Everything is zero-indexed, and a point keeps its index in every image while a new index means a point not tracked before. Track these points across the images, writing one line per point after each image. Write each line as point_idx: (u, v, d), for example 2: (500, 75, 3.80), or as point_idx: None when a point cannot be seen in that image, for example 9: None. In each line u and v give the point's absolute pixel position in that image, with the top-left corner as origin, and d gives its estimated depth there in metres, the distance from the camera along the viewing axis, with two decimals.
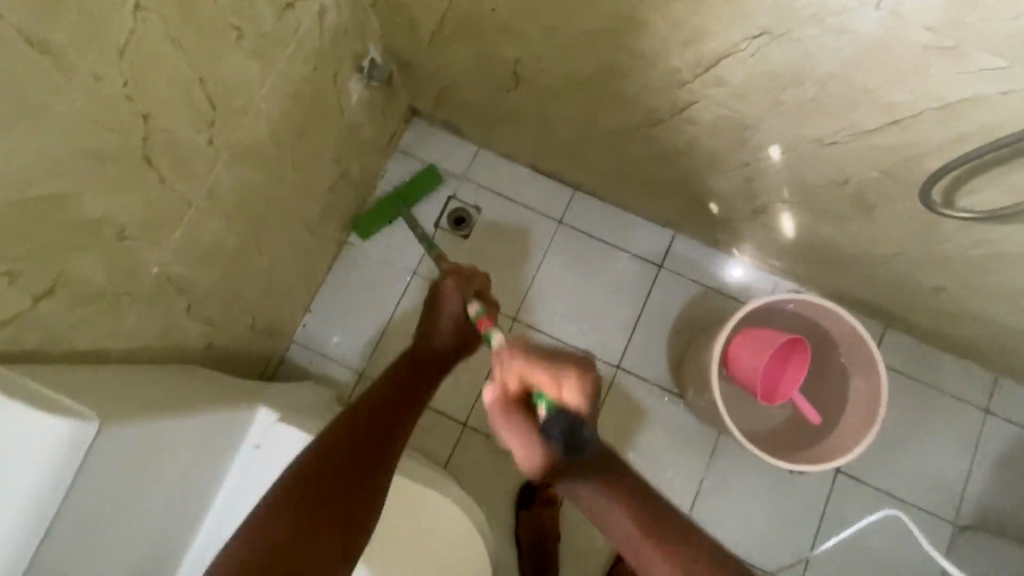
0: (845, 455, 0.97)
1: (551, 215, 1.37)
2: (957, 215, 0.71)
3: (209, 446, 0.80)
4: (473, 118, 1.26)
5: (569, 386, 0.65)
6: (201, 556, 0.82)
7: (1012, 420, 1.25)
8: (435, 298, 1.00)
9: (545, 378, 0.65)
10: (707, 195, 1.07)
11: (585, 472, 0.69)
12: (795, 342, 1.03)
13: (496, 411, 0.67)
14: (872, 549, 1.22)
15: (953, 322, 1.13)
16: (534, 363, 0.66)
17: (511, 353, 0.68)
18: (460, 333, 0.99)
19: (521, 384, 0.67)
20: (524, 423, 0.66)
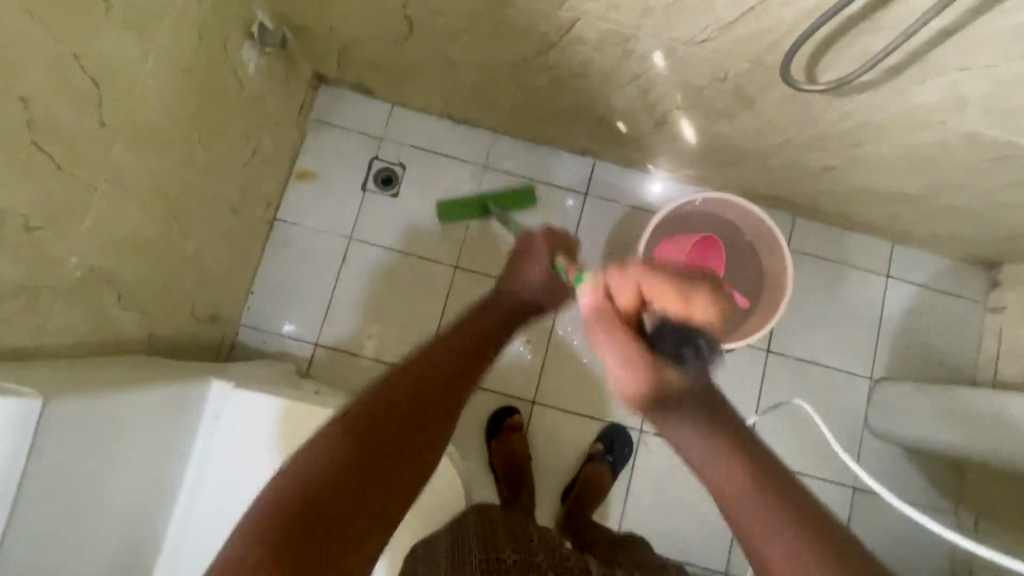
0: (768, 323, 1.10)
1: (473, 160, 1.40)
2: (815, 89, 0.79)
3: (167, 418, 0.85)
4: (380, 76, 1.26)
5: (703, 298, 0.65)
6: (184, 521, 0.89)
7: (909, 280, 1.41)
8: (527, 244, 0.93)
9: (675, 284, 0.65)
10: (613, 113, 1.13)
11: (698, 410, 0.57)
12: (704, 239, 1.10)
13: (602, 320, 0.65)
14: (804, 413, 1.37)
15: (848, 201, 1.25)
16: (665, 275, 0.66)
17: (630, 264, 0.68)
18: (546, 291, 0.91)
19: (637, 295, 0.66)
20: (630, 335, 0.62)
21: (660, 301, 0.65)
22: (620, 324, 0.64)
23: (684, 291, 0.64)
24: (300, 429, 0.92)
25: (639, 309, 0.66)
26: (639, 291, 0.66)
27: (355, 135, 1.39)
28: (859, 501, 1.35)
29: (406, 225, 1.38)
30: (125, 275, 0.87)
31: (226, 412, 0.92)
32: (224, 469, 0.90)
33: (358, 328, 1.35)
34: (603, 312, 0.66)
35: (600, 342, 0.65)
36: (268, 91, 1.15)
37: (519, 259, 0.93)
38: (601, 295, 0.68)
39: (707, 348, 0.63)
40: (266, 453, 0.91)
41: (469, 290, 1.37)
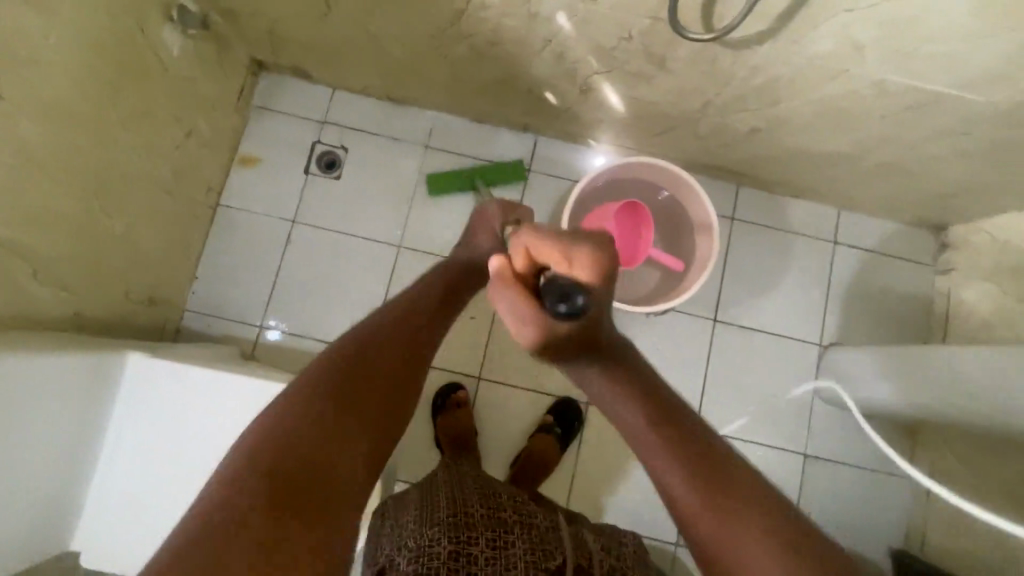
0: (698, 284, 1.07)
1: (415, 141, 1.41)
2: (702, 37, 0.79)
3: (83, 387, 0.85)
4: (314, 58, 1.27)
5: (583, 250, 0.61)
6: (104, 492, 0.90)
7: (857, 246, 1.40)
8: (474, 223, 1.05)
9: (554, 239, 0.63)
10: (539, 84, 1.14)
11: (593, 360, 0.66)
12: (628, 206, 1.08)
13: (494, 278, 0.65)
14: (754, 382, 1.36)
15: (784, 165, 1.25)
16: (550, 233, 0.64)
17: (523, 228, 0.68)
18: (495, 255, 0.99)
19: (527, 256, 0.65)
20: (513, 289, 0.64)
21: (543, 251, 0.63)
22: (512, 282, 0.64)
23: (563, 247, 0.62)
24: (221, 396, 0.93)
25: (535, 265, 0.65)
26: (529, 254, 0.65)
27: (297, 120, 1.40)
28: (811, 468, 1.34)
29: (349, 207, 1.39)
30: (40, 251, 0.88)
31: (145, 382, 0.93)
32: (143, 441, 0.92)
33: (303, 312, 1.35)
34: (500, 271, 0.65)
35: (493, 299, 0.66)
36: (199, 75, 1.16)
37: (473, 234, 1.05)
38: (501, 254, 0.68)
39: (589, 306, 0.59)
40: (187, 421, 0.92)
41: (413, 270, 1.38)
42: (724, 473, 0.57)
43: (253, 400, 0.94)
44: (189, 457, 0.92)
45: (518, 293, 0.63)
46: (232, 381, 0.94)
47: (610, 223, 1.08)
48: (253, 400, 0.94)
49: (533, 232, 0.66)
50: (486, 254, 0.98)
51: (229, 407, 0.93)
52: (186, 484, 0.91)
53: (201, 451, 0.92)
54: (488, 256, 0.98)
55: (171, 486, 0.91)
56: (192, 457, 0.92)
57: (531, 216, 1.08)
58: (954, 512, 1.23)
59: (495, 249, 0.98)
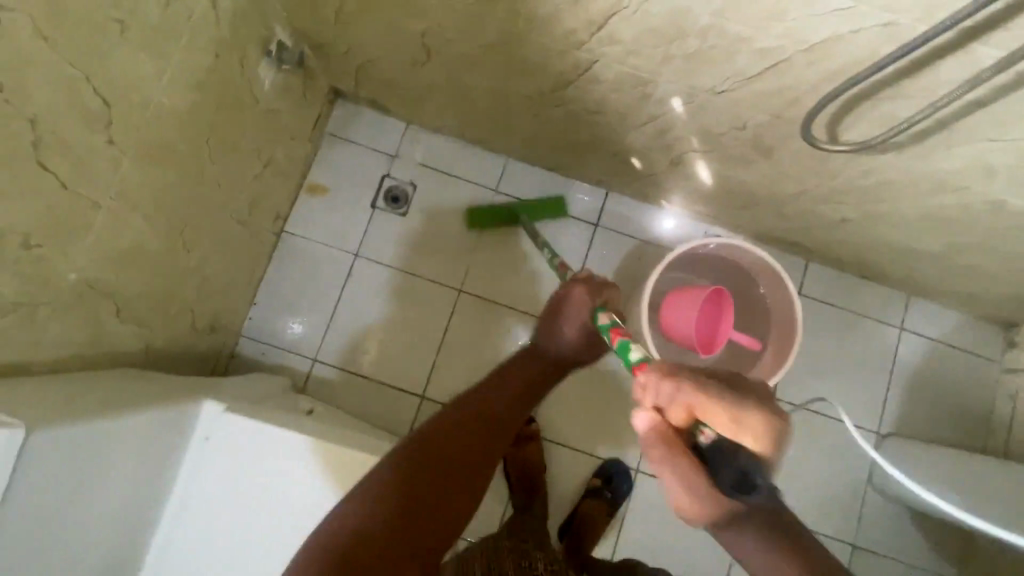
0: (780, 367, 1.05)
1: (485, 183, 1.39)
2: (836, 149, 0.77)
3: (158, 438, 0.84)
4: (396, 94, 1.25)
5: (755, 417, 0.56)
6: (168, 542, 0.89)
7: (923, 335, 1.37)
8: (558, 303, 0.98)
9: (721, 395, 0.57)
10: (628, 149, 1.12)
11: (751, 520, 0.54)
12: (710, 292, 1.06)
13: (656, 441, 0.57)
14: (806, 464, 1.33)
15: (864, 252, 1.22)
16: (711, 391, 0.57)
17: (670, 377, 0.60)
18: (577, 350, 0.97)
19: (689, 415, 0.58)
20: (690, 459, 0.56)
21: (706, 404, 0.57)
22: (678, 447, 0.56)
23: (733, 407, 0.56)
24: (291, 457, 0.91)
25: (693, 424, 0.58)
26: (691, 412, 0.58)
27: (368, 151, 1.38)
28: (857, 559, 1.30)
29: (412, 245, 1.37)
30: (122, 288, 0.87)
31: (218, 434, 0.91)
32: (210, 493, 0.90)
33: (355, 347, 1.33)
34: (661, 433, 0.57)
35: (656, 468, 0.58)
36: (283, 107, 1.15)
37: (552, 317, 0.99)
38: (649, 408, 0.59)
39: (770, 490, 0.55)
40: (255, 478, 0.90)
41: (472, 315, 1.35)
42: (832, 566, 0.52)
43: (323, 465, 0.90)
44: (255, 516, 0.89)
45: (689, 462, 0.55)
46: (303, 443, 0.91)
47: (691, 309, 1.06)
48: (324, 465, 0.90)
49: (669, 375, 0.60)
50: (570, 346, 0.97)
51: (299, 469, 0.90)
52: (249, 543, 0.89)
53: (268, 511, 0.90)
54: (571, 353, 0.98)
55: (236, 545, 0.89)
56: (259, 517, 0.89)
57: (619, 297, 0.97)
58: None
59: (576, 322, 0.95)
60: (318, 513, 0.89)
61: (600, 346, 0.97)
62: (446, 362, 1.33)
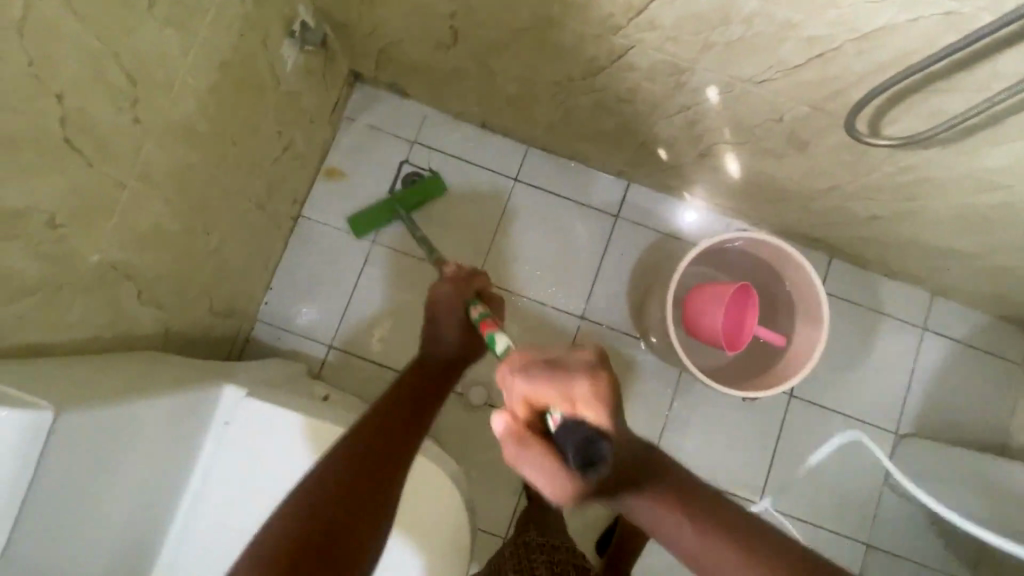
0: (803, 363, 1.04)
1: (505, 172, 1.37)
2: (880, 143, 0.74)
3: (180, 421, 0.84)
4: (418, 79, 1.23)
5: (581, 386, 0.59)
6: (187, 526, 0.88)
7: (945, 336, 1.35)
8: (433, 305, 0.94)
9: (551, 381, 0.59)
10: (655, 140, 1.09)
11: (626, 488, 0.61)
12: (738, 288, 1.04)
13: (507, 440, 0.60)
14: (823, 463, 1.32)
15: (892, 250, 1.20)
16: (538, 375, 0.60)
17: (510, 373, 0.61)
18: (462, 347, 0.92)
19: (529, 404, 0.61)
20: (542, 448, 0.59)
21: (539, 388, 0.59)
22: (533, 442, 0.59)
23: (561, 382, 0.59)
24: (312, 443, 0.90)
25: (540, 411, 0.61)
26: (529, 402, 0.61)
27: (387, 137, 1.36)
28: (871, 559, 1.30)
29: (429, 233, 1.35)
30: (143, 270, 0.85)
31: (239, 419, 0.91)
32: (230, 478, 0.89)
33: (370, 335, 1.32)
34: (517, 433, 0.60)
35: (515, 463, 0.61)
36: (304, 89, 1.13)
37: (431, 316, 0.94)
38: (502, 410, 0.62)
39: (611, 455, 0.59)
40: (276, 463, 0.90)
41: None
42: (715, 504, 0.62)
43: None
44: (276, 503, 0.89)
45: (547, 456, 0.58)
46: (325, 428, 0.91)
47: (717, 305, 1.05)
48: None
49: (515, 366, 0.62)
50: (455, 346, 0.91)
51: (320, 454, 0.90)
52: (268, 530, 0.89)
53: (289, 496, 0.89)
54: (459, 351, 0.92)
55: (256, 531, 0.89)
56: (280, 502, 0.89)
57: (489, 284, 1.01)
58: None
59: (445, 314, 0.93)
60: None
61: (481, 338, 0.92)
62: None
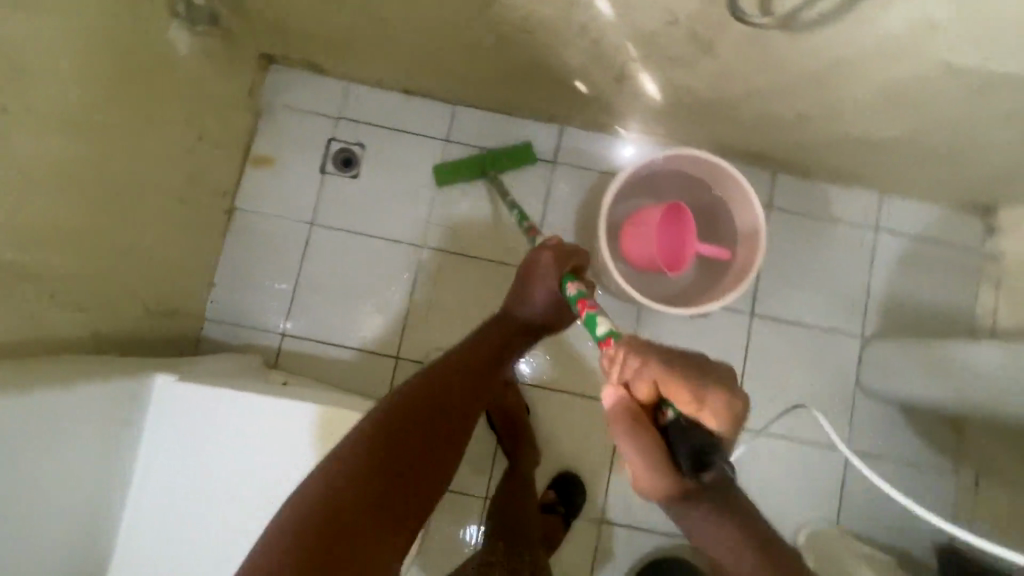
0: (752, 267, 1.02)
1: (435, 134, 1.34)
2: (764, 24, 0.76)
3: (112, 413, 0.82)
4: (327, 49, 1.20)
5: (717, 396, 0.60)
6: (142, 516, 0.88)
7: (899, 233, 1.34)
8: (529, 267, 0.98)
9: (685, 374, 0.61)
10: (570, 70, 1.07)
11: (702, 496, 0.59)
12: (668, 206, 1.01)
13: (617, 418, 0.65)
14: (792, 377, 1.32)
15: (828, 152, 1.19)
16: (675, 368, 0.62)
17: (649, 359, 0.64)
18: (545, 317, 1.00)
19: (652, 390, 0.63)
20: (640, 436, 0.62)
21: (661, 373, 0.62)
22: (634, 420, 0.63)
23: (690, 385, 0.61)
24: (254, 416, 0.89)
25: (658, 396, 0.64)
26: (656, 388, 0.63)
27: (310, 116, 1.33)
28: (852, 464, 1.30)
29: (368, 207, 1.33)
30: (52, 272, 0.83)
31: (174, 405, 0.89)
32: (177, 465, 0.88)
33: (322, 317, 1.30)
34: (624, 399, 0.65)
35: (617, 439, 0.65)
36: (207, 73, 1.10)
37: (523, 280, 0.99)
38: (617, 384, 0.66)
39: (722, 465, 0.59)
40: (219, 442, 0.89)
41: (438, 270, 1.32)
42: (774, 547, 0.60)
43: (288, 420, 0.90)
44: (228, 482, 0.88)
45: (649, 437, 0.62)
46: (264, 400, 0.90)
47: (650, 228, 1.02)
48: (287, 419, 0.90)
49: (636, 348, 0.66)
50: (539, 313, 0.99)
51: (262, 426, 0.89)
52: (226, 510, 0.88)
53: (237, 472, 0.88)
54: (541, 316, 1.00)
55: (213, 512, 0.88)
56: (228, 479, 0.88)
57: (586, 261, 1.01)
58: (1004, 507, 1.18)
59: (546, 284, 0.96)
60: (288, 467, 0.89)
61: (569, 311, 0.99)
62: (418, 321, 1.30)
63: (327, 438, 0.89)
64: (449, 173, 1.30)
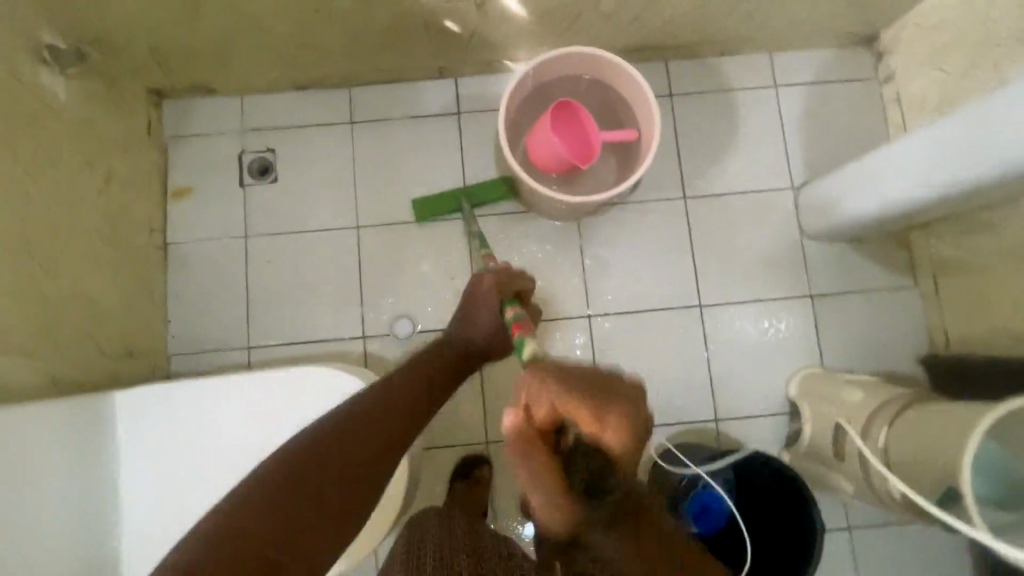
0: (658, 132, 1.04)
1: (339, 119, 1.37)
2: None
3: (79, 433, 0.83)
4: (208, 63, 1.24)
5: (612, 409, 0.62)
6: (141, 532, 0.87)
7: (797, 83, 1.38)
8: (475, 294, 1.09)
9: (585, 396, 0.62)
10: (432, 10, 1.11)
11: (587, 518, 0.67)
12: (555, 107, 1.07)
13: (516, 438, 0.67)
14: (741, 244, 1.35)
15: (701, 21, 1.23)
16: (570, 389, 0.63)
17: (550, 382, 0.65)
18: (489, 339, 1.10)
19: (549, 411, 0.66)
20: (543, 455, 0.66)
21: (566, 408, 0.63)
22: (536, 442, 0.67)
23: (590, 407, 0.61)
24: (223, 404, 0.90)
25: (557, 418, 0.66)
26: (555, 410, 0.65)
27: (215, 137, 1.35)
28: (821, 307, 1.33)
29: (295, 206, 1.35)
30: None
31: (142, 417, 0.90)
32: (160, 473, 0.88)
33: (280, 321, 1.31)
34: (524, 429, 0.67)
35: (512, 455, 0.68)
36: (94, 115, 1.13)
37: (471, 307, 1.10)
38: (520, 406, 0.68)
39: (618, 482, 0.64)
40: (195, 438, 0.89)
41: (379, 244, 1.34)
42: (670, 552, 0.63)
43: (257, 397, 0.91)
44: (216, 473, 0.88)
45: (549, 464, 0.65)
46: (230, 387, 0.91)
47: (548, 133, 1.06)
48: (258, 396, 0.91)
49: (547, 374, 0.66)
50: (483, 335, 1.10)
51: (234, 411, 0.90)
52: (223, 501, 0.88)
53: (219, 462, 0.89)
54: (482, 342, 1.10)
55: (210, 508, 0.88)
56: (214, 469, 0.89)
57: (529, 288, 1.11)
58: (962, 298, 1.22)
59: (489, 309, 1.07)
60: (268, 442, 0.90)
61: (507, 336, 1.09)
62: (373, 297, 1.32)
63: (299, 402, 0.91)
64: (428, 205, 1.32)
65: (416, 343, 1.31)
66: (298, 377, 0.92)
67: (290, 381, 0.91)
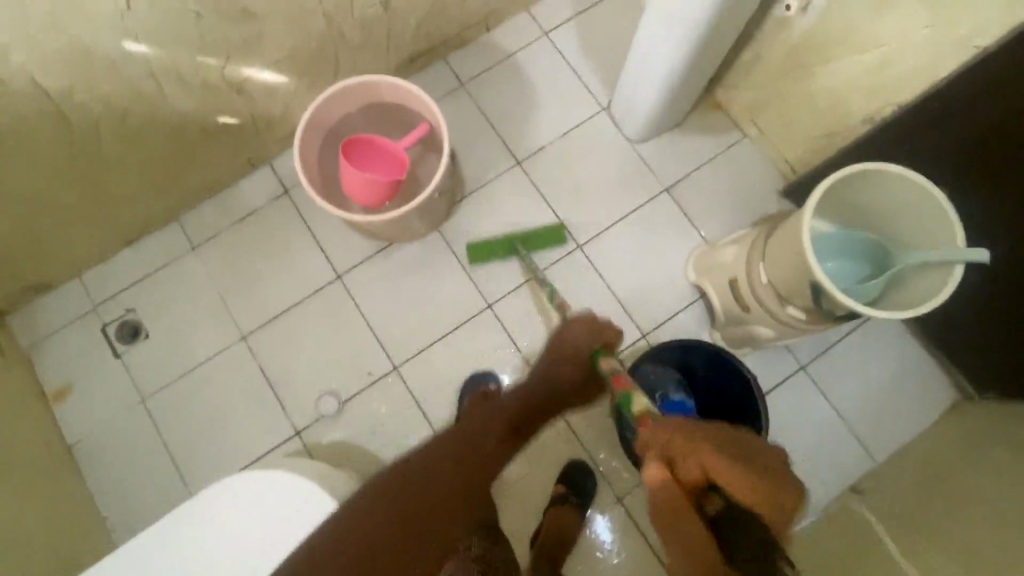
0: (439, 117, 1.12)
1: (180, 252, 1.37)
2: None
3: None
4: (28, 262, 1.24)
5: (774, 492, 0.77)
6: None
7: (562, 23, 1.48)
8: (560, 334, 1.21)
9: (741, 470, 0.78)
10: (202, 114, 1.16)
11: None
12: (343, 151, 1.11)
13: (669, 499, 0.79)
14: (585, 175, 1.42)
15: (444, 12, 1.32)
16: (725, 460, 0.79)
17: (687, 447, 0.81)
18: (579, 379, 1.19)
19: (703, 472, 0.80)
20: (692, 518, 0.77)
21: (728, 483, 0.78)
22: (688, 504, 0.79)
23: (751, 480, 0.78)
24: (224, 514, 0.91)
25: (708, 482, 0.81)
26: (705, 470, 0.80)
27: (71, 326, 1.34)
28: (679, 194, 1.40)
29: (175, 348, 1.34)
30: None
31: None
32: None
33: (212, 459, 1.29)
34: (675, 490, 0.80)
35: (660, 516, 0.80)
36: None
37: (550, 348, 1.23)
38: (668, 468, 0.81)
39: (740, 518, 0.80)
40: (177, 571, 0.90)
41: (269, 340, 1.34)
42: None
43: (250, 507, 0.91)
44: None
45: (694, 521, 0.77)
46: (167, 523, 0.91)
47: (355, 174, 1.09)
48: (188, 522, 0.91)
49: (688, 445, 0.81)
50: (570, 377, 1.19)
51: (239, 530, 0.91)
52: None
53: None
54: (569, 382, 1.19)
55: None
56: None
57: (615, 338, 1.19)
58: (781, 125, 1.31)
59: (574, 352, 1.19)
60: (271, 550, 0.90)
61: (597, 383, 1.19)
62: (288, 392, 1.32)
63: (240, 509, 0.91)
64: (485, 250, 1.35)
65: (346, 411, 1.31)
66: (299, 475, 0.92)
67: (272, 482, 0.92)
